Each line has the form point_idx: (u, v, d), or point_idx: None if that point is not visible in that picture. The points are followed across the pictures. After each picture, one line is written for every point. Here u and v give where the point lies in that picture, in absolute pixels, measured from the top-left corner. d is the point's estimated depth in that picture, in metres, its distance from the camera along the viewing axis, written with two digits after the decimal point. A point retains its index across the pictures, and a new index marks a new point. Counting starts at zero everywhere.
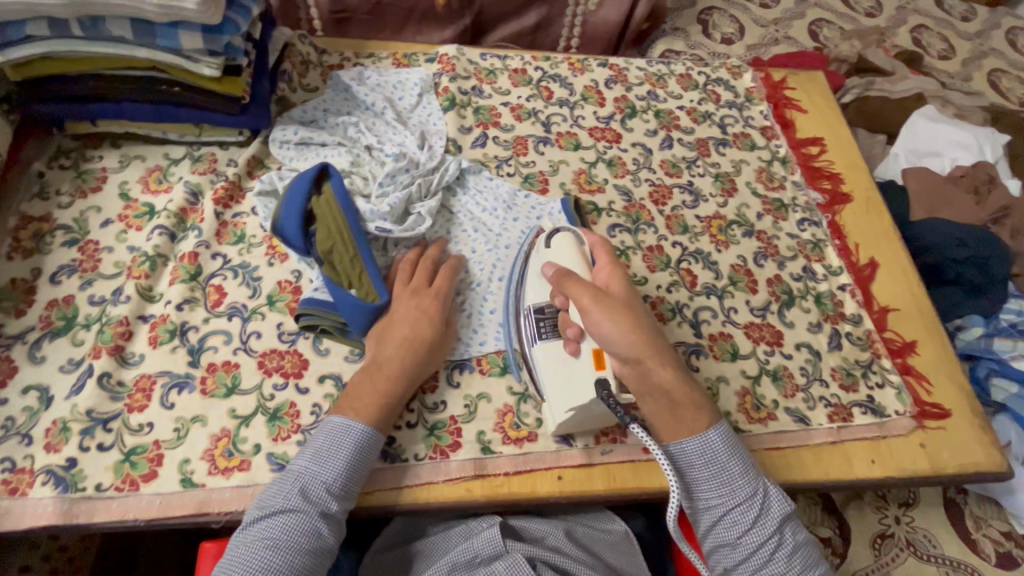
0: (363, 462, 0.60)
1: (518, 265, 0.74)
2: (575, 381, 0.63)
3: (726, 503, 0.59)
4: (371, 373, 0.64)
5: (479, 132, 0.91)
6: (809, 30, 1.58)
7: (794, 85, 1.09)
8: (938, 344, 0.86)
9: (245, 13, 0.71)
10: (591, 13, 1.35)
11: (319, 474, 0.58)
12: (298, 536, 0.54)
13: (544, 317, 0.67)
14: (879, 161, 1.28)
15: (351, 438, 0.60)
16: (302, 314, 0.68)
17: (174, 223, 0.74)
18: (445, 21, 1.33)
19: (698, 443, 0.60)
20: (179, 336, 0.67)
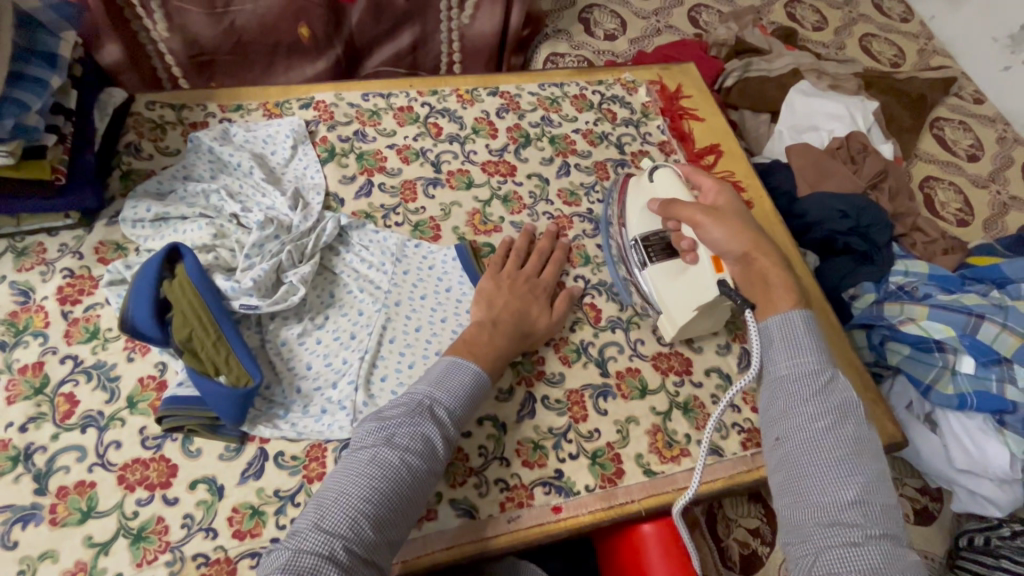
0: (478, 395, 0.65)
1: (613, 223, 0.86)
2: (697, 285, 0.72)
3: (795, 367, 0.61)
4: (472, 332, 0.70)
5: (364, 179, 0.87)
6: (688, 17, 1.60)
7: (689, 93, 1.09)
8: (837, 337, 0.86)
9: (38, 88, 0.65)
10: (466, 26, 1.31)
11: (444, 397, 0.62)
12: (412, 445, 0.58)
13: (652, 244, 0.78)
14: (766, 141, 1.32)
15: (459, 376, 0.64)
16: (165, 415, 0.62)
17: (4, 330, 0.67)
18: (314, 53, 1.27)
19: (781, 320, 0.64)
20: (24, 462, 0.61)
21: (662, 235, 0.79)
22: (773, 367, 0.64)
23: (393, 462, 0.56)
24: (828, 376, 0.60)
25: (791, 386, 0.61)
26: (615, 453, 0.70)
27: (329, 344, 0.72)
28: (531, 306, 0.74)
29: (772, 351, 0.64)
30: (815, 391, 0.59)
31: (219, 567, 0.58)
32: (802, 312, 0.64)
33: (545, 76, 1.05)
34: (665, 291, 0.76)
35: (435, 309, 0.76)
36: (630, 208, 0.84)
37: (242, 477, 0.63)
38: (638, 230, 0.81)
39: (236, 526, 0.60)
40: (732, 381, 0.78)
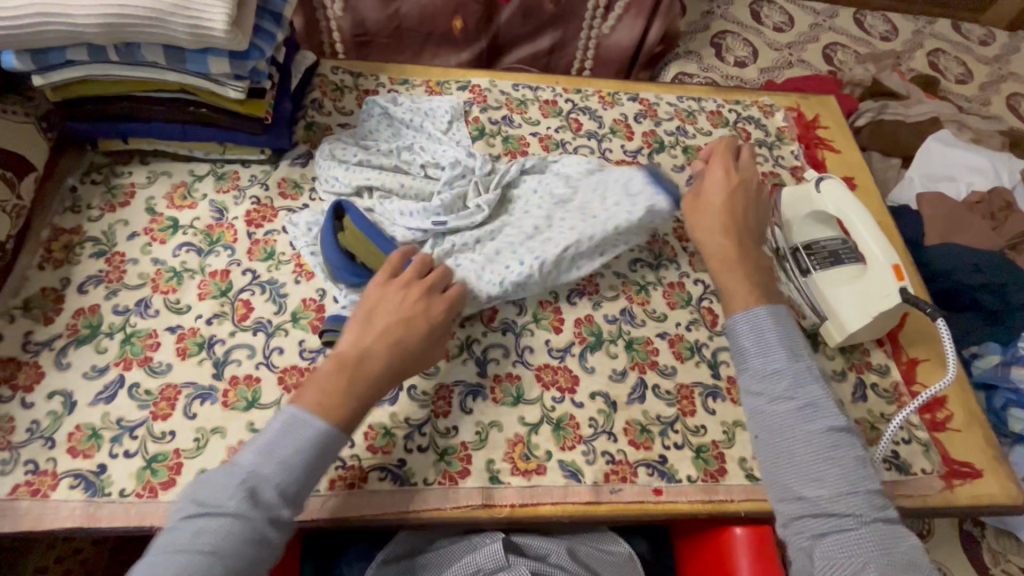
0: (324, 463, 0.57)
1: (758, 228, 0.89)
2: (874, 293, 0.76)
3: (762, 371, 0.62)
4: (353, 366, 0.60)
5: (507, 160, 0.93)
6: (824, 54, 1.58)
7: (826, 124, 1.09)
8: (964, 390, 0.82)
9: (269, 38, 0.73)
10: (604, 35, 1.38)
11: (273, 477, 0.54)
12: (244, 548, 0.50)
13: (814, 252, 0.82)
14: (894, 186, 1.28)
15: (306, 433, 0.56)
16: (327, 330, 0.70)
17: (200, 239, 0.78)
18: (461, 44, 1.37)
19: (742, 315, 0.65)
20: (207, 349, 0.70)
21: (825, 245, 0.83)
22: (745, 367, 0.63)
23: (237, 535, 0.50)
24: (806, 377, 0.61)
25: (765, 389, 0.61)
26: (718, 452, 0.72)
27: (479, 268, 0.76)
28: (366, 345, 0.62)
29: (741, 348, 0.64)
30: (773, 386, 0.61)
31: (353, 472, 0.65)
32: (767, 307, 0.65)
33: (683, 89, 1.09)
34: (829, 294, 0.79)
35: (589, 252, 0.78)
36: (789, 212, 0.86)
37: (379, 400, 0.69)
38: (800, 237, 0.83)
39: (370, 441, 0.67)
40: (843, 408, 0.77)
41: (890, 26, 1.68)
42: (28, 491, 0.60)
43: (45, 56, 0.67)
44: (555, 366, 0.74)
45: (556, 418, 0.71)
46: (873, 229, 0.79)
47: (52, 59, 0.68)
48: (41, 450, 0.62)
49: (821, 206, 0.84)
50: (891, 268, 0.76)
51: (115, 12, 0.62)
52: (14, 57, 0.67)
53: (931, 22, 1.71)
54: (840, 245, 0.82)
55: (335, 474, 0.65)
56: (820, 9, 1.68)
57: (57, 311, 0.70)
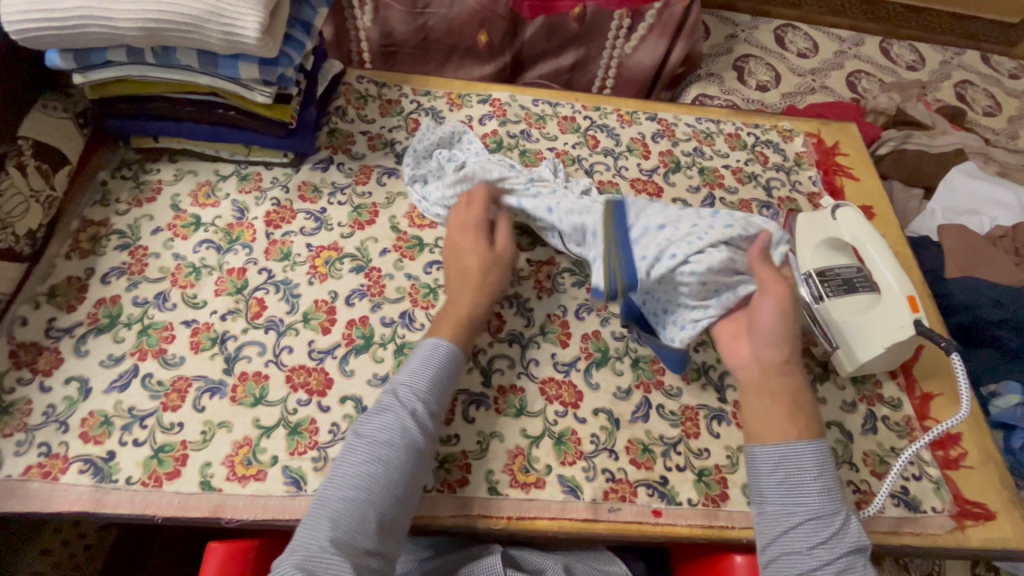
0: (452, 377, 0.66)
1: None
2: (889, 322, 0.74)
3: (800, 511, 0.60)
4: (457, 313, 0.71)
5: None
6: (847, 81, 1.58)
7: (846, 151, 1.08)
8: (980, 429, 0.80)
9: (298, 48, 0.76)
10: (627, 55, 1.39)
11: (416, 388, 0.63)
12: (402, 442, 0.60)
13: (828, 280, 0.79)
14: (914, 217, 1.27)
15: (439, 356, 0.66)
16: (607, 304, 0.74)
17: (220, 237, 0.80)
18: (486, 58, 1.39)
19: (789, 447, 0.63)
20: (222, 344, 0.72)
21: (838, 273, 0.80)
22: (776, 509, 0.61)
23: (398, 433, 0.60)
24: (838, 522, 0.59)
25: (799, 534, 0.59)
26: (720, 476, 0.71)
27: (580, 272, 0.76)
28: (471, 301, 0.72)
29: (772, 484, 0.62)
30: (798, 512, 0.60)
31: None
32: (813, 445, 0.63)
33: (703, 111, 1.09)
34: (840, 323, 0.77)
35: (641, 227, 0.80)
36: (805, 237, 0.85)
37: None
38: (813, 264, 0.81)
39: None
40: (852, 440, 0.75)
41: (917, 55, 1.67)
42: (39, 473, 0.62)
43: (87, 56, 0.70)
44: (560, 380, 0.74)
45: (558, 432, 0.71)
46: (885, 254, 0.79)
47: (93, 59, 0.71)
48: (54, 433, 0.64)
49: (836, 233, 0.84)
50: (906, 299, 0.74)
51: (152, 18, 0.65)
52: (57, 55, 0.70)
53: (960, 53, 1.70)
54: (855, 273, 0.79)
55: None
56: (845, 37, 1.68)
57: (80, 300, 0.73)
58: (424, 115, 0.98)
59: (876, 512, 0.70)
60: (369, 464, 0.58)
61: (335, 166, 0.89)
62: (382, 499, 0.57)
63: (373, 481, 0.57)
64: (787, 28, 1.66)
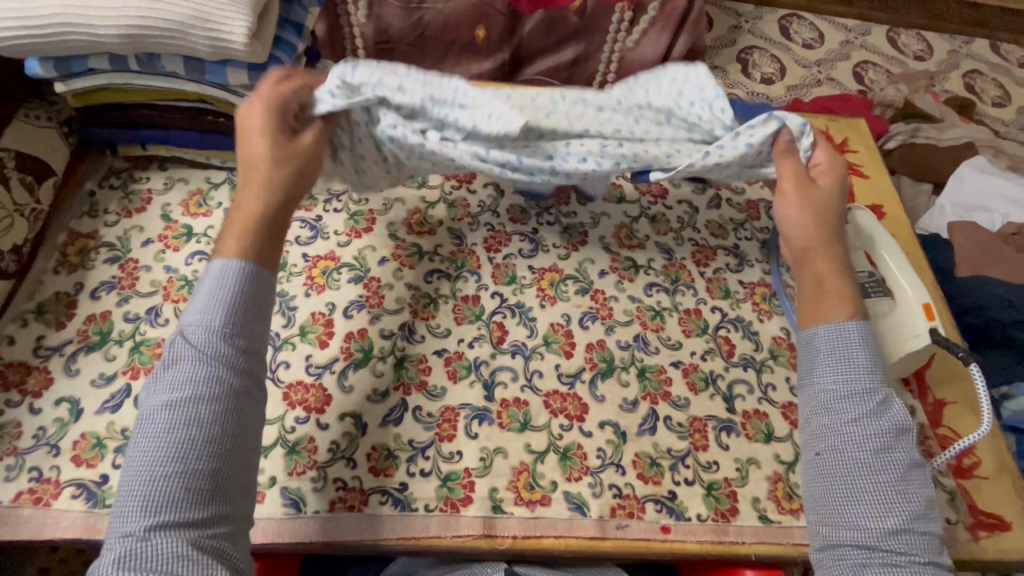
0: (260, 300, 0.55)
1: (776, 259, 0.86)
2: (903, 330, 0.72)
3: (844, 386, 0.59)
4: (240, 219, 0.57)
5: None
6: (854, 72, 1.54)
7: (855, 148, 1.05)
8: (994, 438, 0.78)
9: (290, 50, 0.73)
10: (629, 49, 1.35)
11: (198, 320, 0.52)
12: (201, 389, 0.50)
13: None
14: (923, 213, 1.24)
15: (226, 284, 0.54)
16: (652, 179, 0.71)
17: (213, 248, 0.77)
18: (484, 53, 1.35)
19: (833, 331, 0.61)
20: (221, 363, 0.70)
21: (850, 278, 0.78)
22: (817, 385, 0.61)
23: (197, 378, 0.50)
24: (885, 405, 0.58)
25: (836, 408, 0.59)
26: (730, 490, 0.69)
27: (556, 107, 0.68)
28: (264, 206, 0.57)
29: (817, 360, 0.61)
30: (842, 385, 0.59)
31: (353, 494, 0.64)
32: (858, 324, 0.61)
33: None
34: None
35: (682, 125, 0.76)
36: None
37: (384, 420, 0.68)
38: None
39: (373, 463, 0.66)
40: None
41: (925, 45, 1.63)
42: (30, 499, 0.60)
43: (68, 64, 0.67)
44: (564, 393, 0.72)
45: (563, 447, 0.69)
46: (900, 261, 0.76)
47: (74, 67, 0.68)
48: (45, 457, 0.62)
49: (848, 238, 0.81)
50: (922, 307, 0.72)
51: (134, 23, 0.62)
52: (37, 63, 0.67)
53: (968, 42, 1.66)
54: (867, 277, 0.76)
55: (336, 495, 0.64)
56: (851, 26, 1.64)
57: (69, 316, 0.70)
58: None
59: None
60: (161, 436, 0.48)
61: None
62: (221, 467, 0.49)
63: (180, 446, 0.48)
64: (792, 18, 1.62)
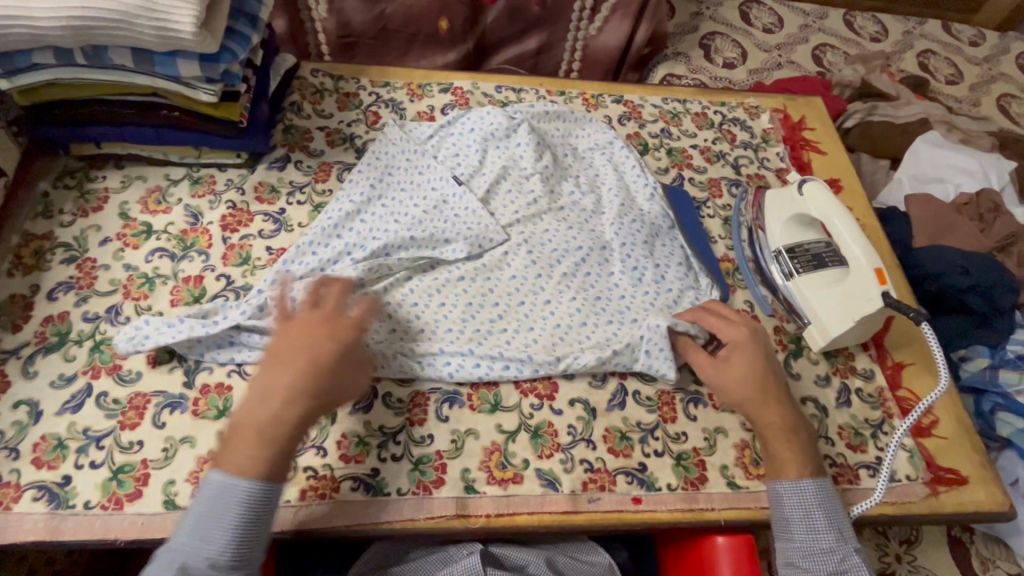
0: (264, 516, 0.55)
1: (739, 233, 0.88)
2: (857, 295, 0.73)
3: (811, 547, 0.63)
4: (264, 426, 0.56)
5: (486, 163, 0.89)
6: (813, 55, 1.58)
7: (812, 125, 1.08)
8: (952, 398, 0.81)
9: (243, 41, 0.72)
10: (592, 37, 1.37)
11: (200, 553, 0.52)
12: None
13: (796, 256, 0.80)
14: (882, 187, 1.28)
15: (235, 508, 0.53)
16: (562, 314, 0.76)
17: (174, 244, 0.76)
18: (448, 45, 1.35)
19: (792, 487, 0.65)
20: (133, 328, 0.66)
21: (808, 247, 0.80)
22: (790, 541, 0.64)
23: None
24: (845, 549, 0.63)
25: (807, 568, 0.62)
26: (698, 459, 0.71)
27: (479, 317, 0.75)
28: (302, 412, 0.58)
29: (787, 520, 0.64)
30: (804, 527, 0.64)
31: (325, 482, 0.64)
32: (813, 481, 0.65)
33: (669, 91, 1.07)
34: (813, 299, 0.77)
35: (640, 255, 0.81)
36: (773, 215, 0.85)
37: (353, 408, 0.68)
38: (783, 241, 0.82)
39: (343, 450, 0.66)
40: (827, 414, 0.76)
41: (880, 26, 1.68)
42: None
43: (11, 59, 0.65)
44: None
45: (534, 426, 0.70)
46: (851, 225, 0.76)
47: (18, 62, 0.66)
48: (4, 461, 0.60)
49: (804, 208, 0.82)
50: (873, 271, 0.72)
51: (78, 14, 0.60)
52: None
53: (921, 23, 1.71)
54: (824, 247, 0.80)
55: (307, 484, 0.63)
56: (809, 10, 1.68)
57: (25, 318, 0.69)
58: (384, 107, 0.96)
59: (851, 483, 0.71)
60: None
61: (292, 164, 0.86)
62: None
63: None
64: (752, 3, 1.65)
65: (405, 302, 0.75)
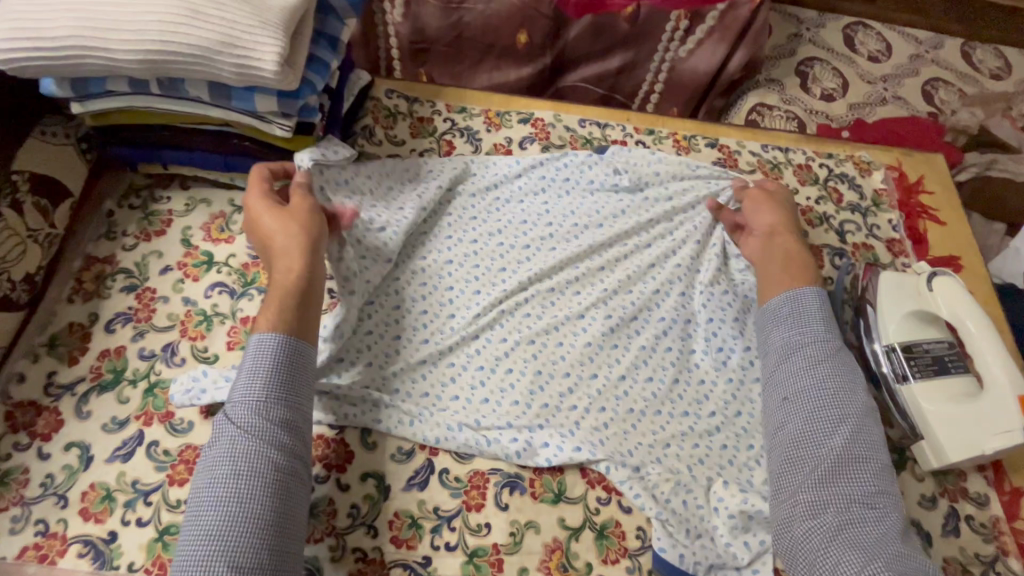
0: (298, 361, 0.57)
1: (840, 314, 0.77)
2: (988, 421, 0.64)
3: (804, 490, 0.57)
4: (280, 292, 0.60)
5: (568, 212, 0.82)
6: (923, 91, 1.42)
7: (931, 188, 0.95)
8: None
9: (322, 71, 0.66)
10: (680, 59, 1.26)
11: (248, 392, 0.54)
12: (234, 464, 0.51)
13: (915, 358, 0.70)
14: (994, 255, 1.14)
15: (269, 349, 0.56)
16: (645, 409, 0.69)
17: (234, 279, 0.73)
18: (525, 59, 1.27)
19: (788, 294, 0.68)
20: (197, 382, 0.64)
21: (928, 349, 0.70)
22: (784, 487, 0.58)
23: (235, 446, 0.52)
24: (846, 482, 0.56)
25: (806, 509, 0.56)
26: None
27: (548, 391, 0.69)
28: (293, 270, 0.61)
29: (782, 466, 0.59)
30: (819, 487, 0.56)
31: (374, 567, 0.59)
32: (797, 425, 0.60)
33: (769, 137, 0.97)
34: (930, 411, 0.67)
35: (729, 333, 0.74)
36: (890, 303, 0.73)
37: (408, 483, 0.64)
38: (899, 336, 0.71)
39: (395, 532, 0.61)
40: (931, 543, 0.67)
41: (1003, 62, 1.50)
42: (35, 556, 0.56)
43: (85, 85, 0.61)
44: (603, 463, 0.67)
45: (600, 524, 0.64)
46: (992, 339, 0.66)
47: (91, 89, 0.61)
48: (52, 509, 0.58)
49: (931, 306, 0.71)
50: (1015, 399, 0.62)
51: (156, 47, 0.55)
52: (52, 82, 0.60)
53: None
54: (946, 349, 0.70)
55: (355, 567, 0.59)
56: (923, 38, 1.51)
57: (82, 351, 0.66)
58: (459, 136, 0.89)
59: None
60: (205, 499, 0.50)
61: None
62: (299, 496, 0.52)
63: (237, 503, 0.49)
64: (858, 26, 1.50)
65: (471, 364, 0.70)
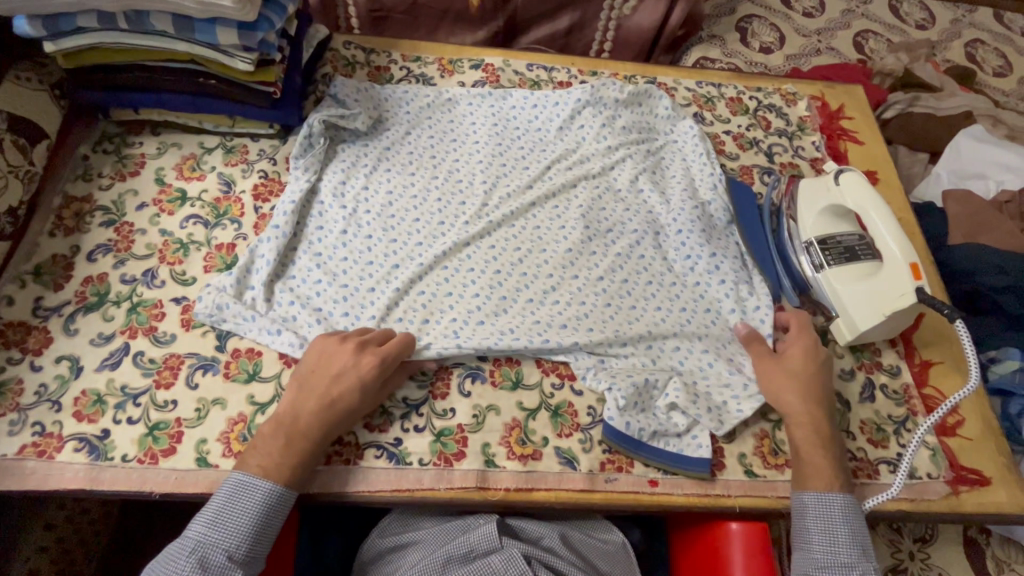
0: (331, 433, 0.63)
1: (768, 223, 0.86)
2: (888, 290, 0.72)
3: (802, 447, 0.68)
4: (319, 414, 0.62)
5: (551, 138, 0.91)
6: (854, 41, 1.52)
7: (851, 115, 1.04)
8: (980, 401, 0.79)
9: (281, 11, 0.72)
10: (626, 17, 1.34)
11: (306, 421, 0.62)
12: (238, 517, 0.57)
13: (827, 248, 0.79)
14: (918, 182, 1.24)
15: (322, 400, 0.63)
16: (613, 296, 0.77)
17: (207, 212, 0.78)
18: (478, 23, 1.34)
19: (816, 497, 0.64)
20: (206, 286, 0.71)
21: (838, 240, 0.79)
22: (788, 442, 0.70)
23: (255, 496, 0.58)
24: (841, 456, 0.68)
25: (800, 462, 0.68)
26: (716, 446, 0.71)
27: (531, 286, 0.76)
28: (313, 444, 0.61)
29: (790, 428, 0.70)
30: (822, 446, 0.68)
31: (349, 448, 0.65)
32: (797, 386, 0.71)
33: (704, 75, 1.05)
34: (840, 291, 0.76)
35: (680, 228, 0.82)
36: (806, 207, 0.83)
37: None
38: (814, 232, 0.80)
39: (368, 419, 0.67)
40: (849, 409, 0.75)
41: (927, 13, 1.61)
42: (34, 452, 0.61)
43: (56, 22, 0.67)
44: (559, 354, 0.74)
45: (555, 404, 0.71)
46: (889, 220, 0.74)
47: (62, 26, 0.68)
48: (47, 412, 0.63)
49: (841, 201, 0.79)
50: (908, 266, 0.71)
51: None
52: (26, 21, 0.67)
53: (971, 11, 1.63)
54: (857, 240, 0.79)
55: (332, 450, 0.65)
56: None
57: (66, 278, 0.71)
58: (415, 82, 0.95)
59: (871, 478, 0.71)
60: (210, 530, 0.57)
61: None
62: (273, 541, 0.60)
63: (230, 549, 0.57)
64: None
65: (461, 267, 0.77)
